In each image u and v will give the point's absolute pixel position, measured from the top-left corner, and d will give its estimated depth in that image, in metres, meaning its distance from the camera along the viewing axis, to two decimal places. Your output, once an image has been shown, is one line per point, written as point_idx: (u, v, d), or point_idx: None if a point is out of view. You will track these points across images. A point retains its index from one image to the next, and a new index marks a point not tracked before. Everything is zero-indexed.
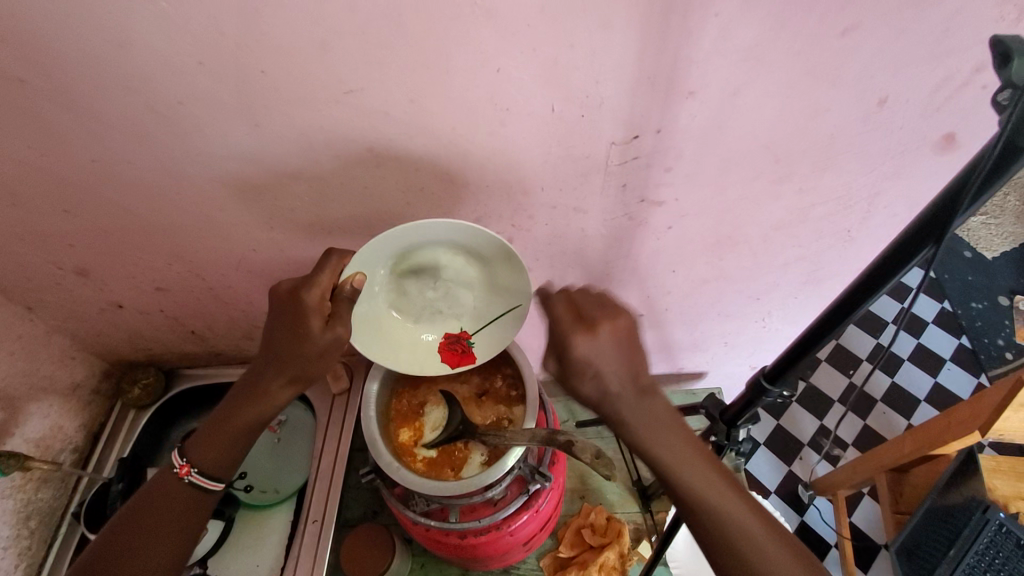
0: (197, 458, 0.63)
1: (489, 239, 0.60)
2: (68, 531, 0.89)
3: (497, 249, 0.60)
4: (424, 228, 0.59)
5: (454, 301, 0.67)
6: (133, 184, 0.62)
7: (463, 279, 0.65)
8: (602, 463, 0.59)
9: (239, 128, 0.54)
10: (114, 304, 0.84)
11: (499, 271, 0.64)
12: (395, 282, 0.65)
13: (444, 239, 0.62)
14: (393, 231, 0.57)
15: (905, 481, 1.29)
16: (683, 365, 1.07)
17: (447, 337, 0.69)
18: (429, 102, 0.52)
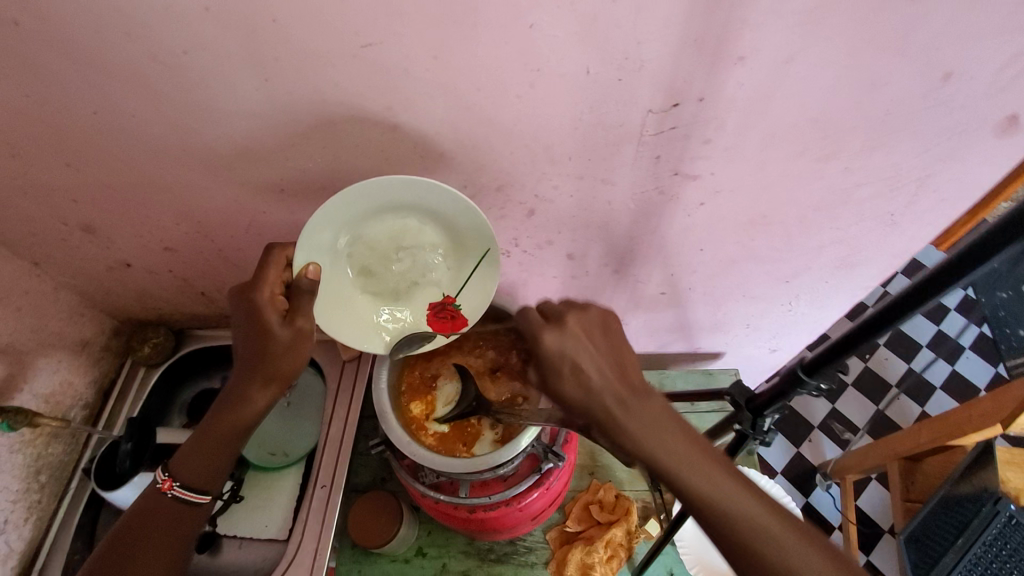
0: (179, 472, 0.64)
1: (447, 197, 0.56)
2: (79, 486, 0.89)
3: (458, 203, 0.57)
4: (363, 190, 0.55)
5: (426, 267, 0.64)
6: (137, 139, 0.58)
7: (429, 241, 0.62)
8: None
9: (249, 81, 0.51)
10: (122, 262, 0.82)
11: (462, 224, 0.59)
12: (358, 262, 0.63)
13: (392, 199, 0.58)
14: (329, 201, 0.54)
15: (915, 471, 1.26)
16: (701, 344, 1.05)
17: (431, 307, 0.66)
18: (453, 59, 0.48)
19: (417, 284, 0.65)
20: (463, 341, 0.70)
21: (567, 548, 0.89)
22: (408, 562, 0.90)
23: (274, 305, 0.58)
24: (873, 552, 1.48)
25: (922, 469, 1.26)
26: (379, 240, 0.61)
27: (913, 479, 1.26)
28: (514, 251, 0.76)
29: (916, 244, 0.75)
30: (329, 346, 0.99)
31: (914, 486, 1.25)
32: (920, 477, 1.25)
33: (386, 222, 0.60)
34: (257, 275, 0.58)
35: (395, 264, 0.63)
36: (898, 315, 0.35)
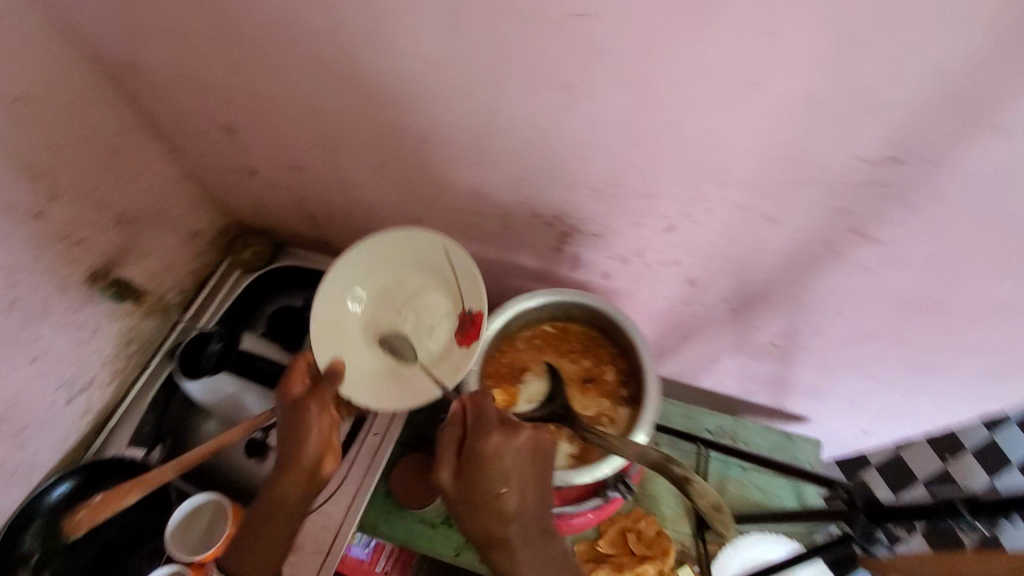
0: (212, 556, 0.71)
1: (413, 233, 0.67)
2: (160, 364, 0.93)
3: (426, 237, 0.67)
4: (333, 280, 0.67)
5: (433, 309, 0.69)
6: (304, 57, 0.57)
7: (426, 293, 0.70)
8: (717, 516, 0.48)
9: (435, 28, 0.48)
10: (249, 168, 0.84)
11: (432, 249, 0.67)
12: (372, 352, 0.68)
13: (377, 251, 0.68)
14: (313, 302, 0.66)
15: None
16: (788, 404, 0.97)
17: (453, 335, 0.67)
18: (660, 51, 0.43)
19: (433, 328, 0.69)
20: (560, 341, 0.66)
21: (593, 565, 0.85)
22: (434, 529, 0.89)
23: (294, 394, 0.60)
24: None
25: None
26: (379, 284, 0.70)
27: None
28: (634, 261, 0.71)
29: None
30: None
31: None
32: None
33: (381, 276, 0.70)
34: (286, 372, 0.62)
35: (400, 328, 0.69)
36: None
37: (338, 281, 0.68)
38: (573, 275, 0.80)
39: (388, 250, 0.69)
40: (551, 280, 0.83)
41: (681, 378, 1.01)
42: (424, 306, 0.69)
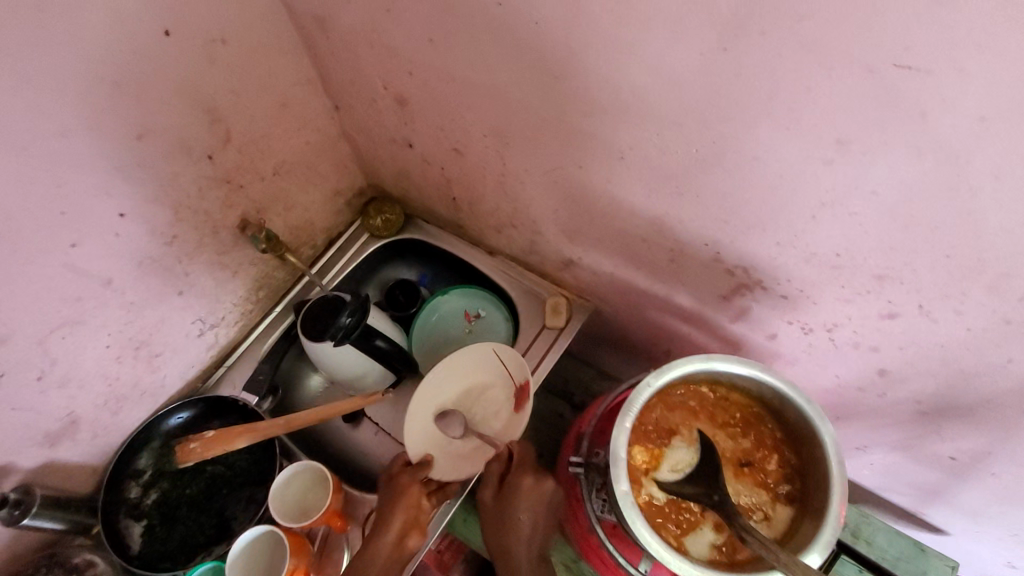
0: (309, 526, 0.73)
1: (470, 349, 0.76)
2: (281, 313, 0.95)
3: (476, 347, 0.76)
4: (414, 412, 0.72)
5: (488, 396, 0.76)
6: (516, 46, 0.52)
7: (483, 380, 0.77)
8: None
9: (694, 46, 0.41)
10: (406, 141, 0.80)
11: (479, 366, 0.77)
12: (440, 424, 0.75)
13: (440, 384, 0.75)
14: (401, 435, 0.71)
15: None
16: (928, 514, 0.84)
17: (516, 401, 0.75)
18: (999, 130, 0.34)
19: (495, 407, 0.76)
20: (717, 409, 0.59)
21: None
22: None
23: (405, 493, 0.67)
24: None
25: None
26: (454, 398, 0.76)
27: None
28: (818, 334, 0.62)
29: None
30: (534, 301, 0.95)
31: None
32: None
33: (454, 396, 0.76)
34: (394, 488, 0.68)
35: (466, 414, 0.76)
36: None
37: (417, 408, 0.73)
38: (730, 327, 0.71)
39: (465, 368, 0.76)
40: (700, 324, 0.75)
41: None
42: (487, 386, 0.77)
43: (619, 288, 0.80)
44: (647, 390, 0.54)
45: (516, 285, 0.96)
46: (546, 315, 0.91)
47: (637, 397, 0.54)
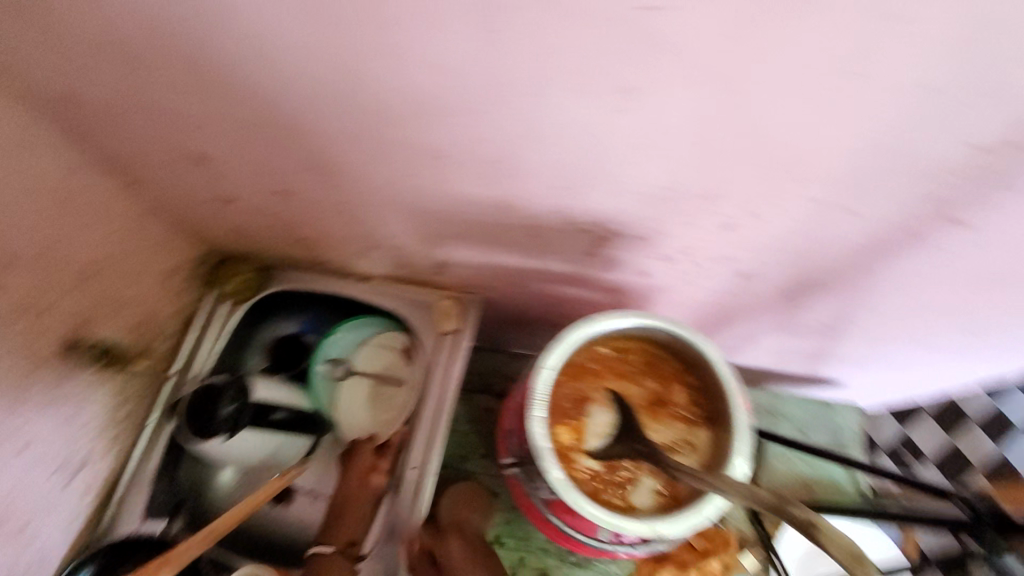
0: None
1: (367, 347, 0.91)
2: (157, 421, 0.86)
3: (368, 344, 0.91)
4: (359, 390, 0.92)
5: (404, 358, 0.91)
6: (289, 76, 0.48)
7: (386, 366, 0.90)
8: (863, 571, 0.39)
9: (460, 32, 0.39)
10: (223, 198, 0.74)
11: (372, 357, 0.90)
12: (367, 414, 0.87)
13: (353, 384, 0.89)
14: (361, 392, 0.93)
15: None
16: (825, 373, 0.92)
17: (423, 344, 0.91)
18: (750, 43, 0.35)
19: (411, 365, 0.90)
20: (621, 364, 0.60)
21: (656, 568, 0.82)
22: None
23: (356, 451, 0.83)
24: None
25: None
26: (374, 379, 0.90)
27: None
28: (680, 259, 0.65)
29: None
30: (423, 311, 0.92)
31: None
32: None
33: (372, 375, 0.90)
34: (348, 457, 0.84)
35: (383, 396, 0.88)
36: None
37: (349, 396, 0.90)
38: (607, 277, 0.73)
39: (373, 350, 0.91)
40: (581, 283, 0.77)
41: None
42: (396, 362, 0.90)
43: (497, 273, 0.80)
44: (547, 373, 0.54)
45: (401, 302, 0.93)
46: (440, 321, 0.89)
47: (540, 385, 0.53)
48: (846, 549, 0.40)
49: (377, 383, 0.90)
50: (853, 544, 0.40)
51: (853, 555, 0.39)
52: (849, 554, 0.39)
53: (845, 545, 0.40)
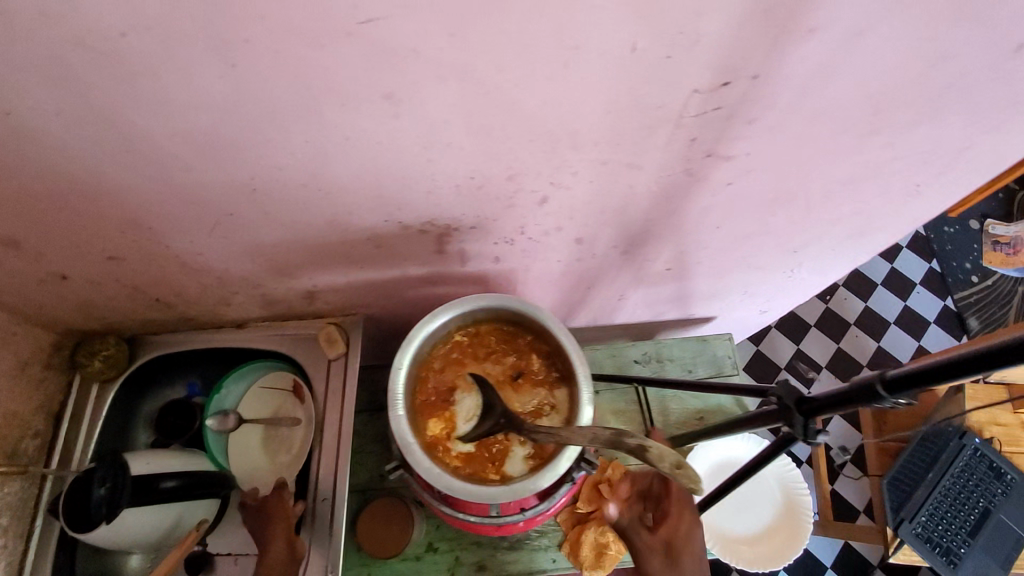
0: None
1: (252, 400, 0.91)
2: (46, 523, 0.80)
3: (253, 396, 0.91)
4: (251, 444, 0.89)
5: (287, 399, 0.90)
6: (67, 139, 0.46)
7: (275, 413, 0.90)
8: (687, 477, 0.45)
9: (212, 69, 0.40)
10: (57, 275, 0.69)
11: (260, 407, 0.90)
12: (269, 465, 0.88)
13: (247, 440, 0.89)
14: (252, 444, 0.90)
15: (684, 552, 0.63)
16: (696, 311, 1.03)
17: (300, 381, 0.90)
18: (474, 36, 0.39)
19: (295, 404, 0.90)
20: (479, 347, 0.64)
21: (580, 529, 0.86)
22: (420, 560, 0.85)
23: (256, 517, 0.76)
24: (839, 482, 1.59)
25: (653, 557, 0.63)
26: (265, 429, 0.90)
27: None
28: (520, 238, 0.69)
29: None
30: (308, 343, 0.91)
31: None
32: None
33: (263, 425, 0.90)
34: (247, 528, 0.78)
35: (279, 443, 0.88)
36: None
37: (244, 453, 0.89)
38: (465, 269, 0.77)
39: (260, 400, 0.91)
40: (445, 280, 0.79)
41: (597, 321, 1.03)
42: (284, 404, 0.90)
43: (364, 290, 0.81)
44: (400, 372, 0.59)
45: (283, 339, 0.91)
46: (325, 348, 0.88)
47: (395, 384, 0.58)
48: (671, 461, 0.45)
49: (270, 432, 0.89)
50: (677, 454, 0.46)
51: (678, 465, 0.45)
52: (674, 465, 0.45)
53: (670, 458, 0.46)
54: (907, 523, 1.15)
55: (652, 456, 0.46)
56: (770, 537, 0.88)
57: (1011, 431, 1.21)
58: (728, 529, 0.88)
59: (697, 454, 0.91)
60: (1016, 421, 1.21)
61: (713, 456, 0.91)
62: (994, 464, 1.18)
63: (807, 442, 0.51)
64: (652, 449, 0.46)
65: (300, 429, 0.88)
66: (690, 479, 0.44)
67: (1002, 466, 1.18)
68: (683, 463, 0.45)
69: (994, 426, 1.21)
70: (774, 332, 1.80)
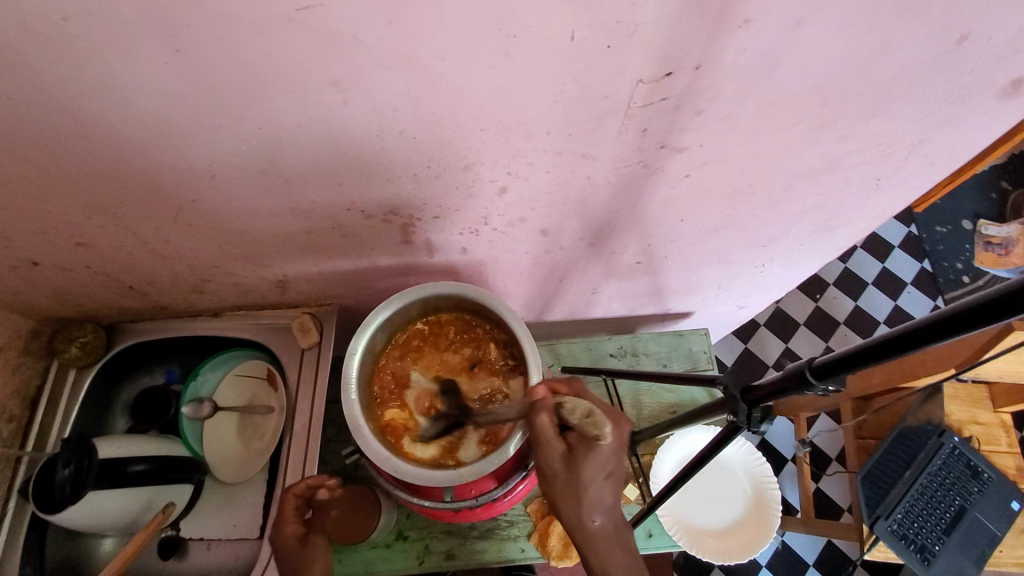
0: None
1: (225, 389, 0.91)
2: (18, 506, 0.81)
3: (226, 386, 0.92)
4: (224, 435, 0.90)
5: (261, 390, 0.91)
6: (20, 122, 0.47)
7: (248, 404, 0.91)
8: (593, 423, 0.52)
9: (156, 56, 0.41)
10: (28, 261, 0.70)
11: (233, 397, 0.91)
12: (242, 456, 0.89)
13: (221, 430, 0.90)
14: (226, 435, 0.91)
15: (592, 447, 0.51)
16: (672, 306, 1.03)
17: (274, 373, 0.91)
18: (412, 24, 0.40)
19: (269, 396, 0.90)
20: (437, 342, 0.74)
21: (548, 519, 0.87)
22: (389, 548, 0.87)
23: (295, 536, 0.71)
24: (822, 480, 1.59)
25: (553, 443, 0.52)
26: (239, 419, 0.91)
27: (565, 476, 0.51)
28: (484, 229, 0.70)
29: (894, 207, 0.75)
30: (283, 333, 0.92)
31: (586, 489, 0.50)
32: (565, 474, 0.51)
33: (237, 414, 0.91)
34: (278, 517, 0.72)
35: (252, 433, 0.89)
36: (938, 332, 0.33)
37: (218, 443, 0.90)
38: (433, 260, 0.77)
39: (234, 390, 0.91)
40: (415, 271, 0.80)
41: (573, 315, 1.03)
42: (259, 394, 0.91)
43: (335, 280, 0.82)
44: (354, 358, 0.68)
45: (259, 329, 0.92)
46: (299, 337, 0.89)
47: (350, 369, 0.67)
48: (580, 411, 0.53)
49: (244, 421, 0.91)
50: (587, 406, 0.53)
51: (587, 414, 0.52)
52: (582, 413, 0.53)
53: (581, 408, 0.53)
54: (882, 519, 1.19)
55: (565, 410, 0.54)
56: (737, 531, 0.89)
57: (990, 430, 1.24)
58: (695, 521, 0.88)
59: (668, 447, 0.92)
60: (995, 421, 1.25)
61: (683, 450, 0.92)
62: (971, 462, 1.22)
63: (751, 430, 0.52)
64: (567, 403, 0.54)
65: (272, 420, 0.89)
66: (596, 425, 0.51)
67: (979, 465, 1.21)
68: (592, 411, 0.52)
69: (974, 425, 1.25)
70: (762, 331, 1.80)
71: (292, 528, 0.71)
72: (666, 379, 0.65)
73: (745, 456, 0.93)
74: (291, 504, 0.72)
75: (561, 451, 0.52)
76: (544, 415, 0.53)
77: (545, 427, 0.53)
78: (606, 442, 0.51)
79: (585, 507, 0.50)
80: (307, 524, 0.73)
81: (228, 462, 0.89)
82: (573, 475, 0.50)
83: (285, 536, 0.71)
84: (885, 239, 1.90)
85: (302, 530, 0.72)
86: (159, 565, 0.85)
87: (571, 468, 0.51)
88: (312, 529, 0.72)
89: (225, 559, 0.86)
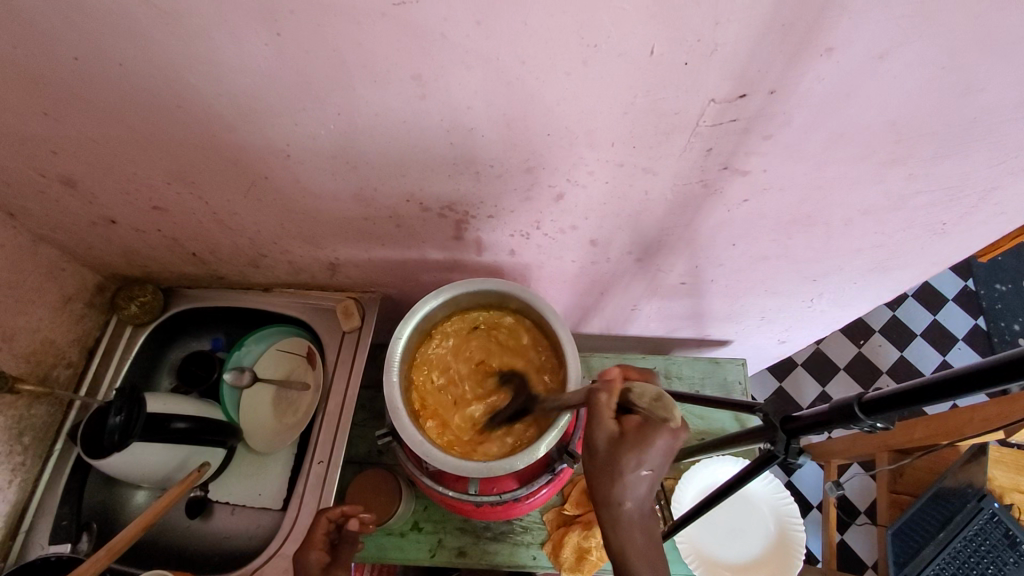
0: None
1: (264, 361, 0.95)
2: (64, 449, 0.85)
3: (264, 358, 0.96)
4: (259, 406, 0.94)
5: (296, 367, 0.94)
6: (126, 88, 0.51)
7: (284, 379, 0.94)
8: (663, 407, 0.50)
9: (258, 37, 0.44)
10: (107, 219, 0.74)
11: (268, 371, 0.95)
12: (277, 426, 0.92)
13: (258, 399, 0.94)
14: (259, 406, 0.94)
15: (647, 442, 0.49)
16: (711, 333, 1.02)
17: (309, 354, 0.94)
18: (500, 27, 0.41)
19: (302, 377, 0.93)
20: (480, 338, 0.76)
21: (563, 530, 0.87)
22: (403, 537, 0.88)
23: (320, 562, 0.71)
24: (849, 531, 1.53)
25: (608, 422, 0.51)
26: (273, 392, 0.94)
27: (607, 455, 0.50)
28: (535, 234, 0.71)
29: (957, 254, 0.72)
30: (325, 314, 0.95)
31: (625, 474, 0.49)
32: (608, 455, 0.50)
33: (272, 387, 0.94)
34: (307, 539, 0.73)
35: (286, 407, 0.93)
36: (973, 385, 0.34)
37: (253, 410, 0.93)
38: (480, 259, 0.79)
39: (273, 362, 0.95)
40: (461, 267, 0.81)
41: (609, 331, 1.03)
42: (294, 369, 0.94)
43: (384, 269, 0.84)
44: (399, 342, 0.70)
45: (304, 308, 0.95)
46: (342, 320, 0.92)
47: (394, 353, 0.70)
48: (649, 396, 0.51)
49: (279, 393, 0.94)
50: (657, 391, 0.51)
51: (657, 398, 0.51)
52: (651, 398, 0.51)
53: (650, 393, 0.51)
54: None
55: (634, 393, 0.52)
56: (757, 568, 0.87)
57: None
58: (713, 553, 0.87)
59: (693, 473, 0.90)
60: None
61: (704, 481, 0.90)
62: (1011, 532, 1.15)
63: (786, 461, 0.51)
64: (636, 388, 0.52)
65: (304, 398, 0.92)
66: (666, 407, 0.50)
67: (1018, 535, 1.15)
68: (661, 396, 0.51)
69: (1017, 493, 1.18)
70: (798, 371, 1.75)
71: (319, 553, 0.72)
72: (695, 401, 0.63)
73: (772, 493, 0.91)
74: (322, 529, 0.74)
75: (611, 432, 0.51)
76: (603, 396, 0.53)
77: (601, 408, 0.52)
78: (673, 426, 0.49)
79: (616, 490, 0.49)
80: (334, 553, 0.73)
81: (261, 430, 0.92)
82: (615, 459, 0.49)
83: (309, 561, 0.71)
84: (939, 291, 1.83)
85: (327, 559, 0.72)
86: (185, 524, 0.90)
87: (614, 451, 0.50)
88: (338, 560, 0.72)
89: (249, 525, 0.89)
